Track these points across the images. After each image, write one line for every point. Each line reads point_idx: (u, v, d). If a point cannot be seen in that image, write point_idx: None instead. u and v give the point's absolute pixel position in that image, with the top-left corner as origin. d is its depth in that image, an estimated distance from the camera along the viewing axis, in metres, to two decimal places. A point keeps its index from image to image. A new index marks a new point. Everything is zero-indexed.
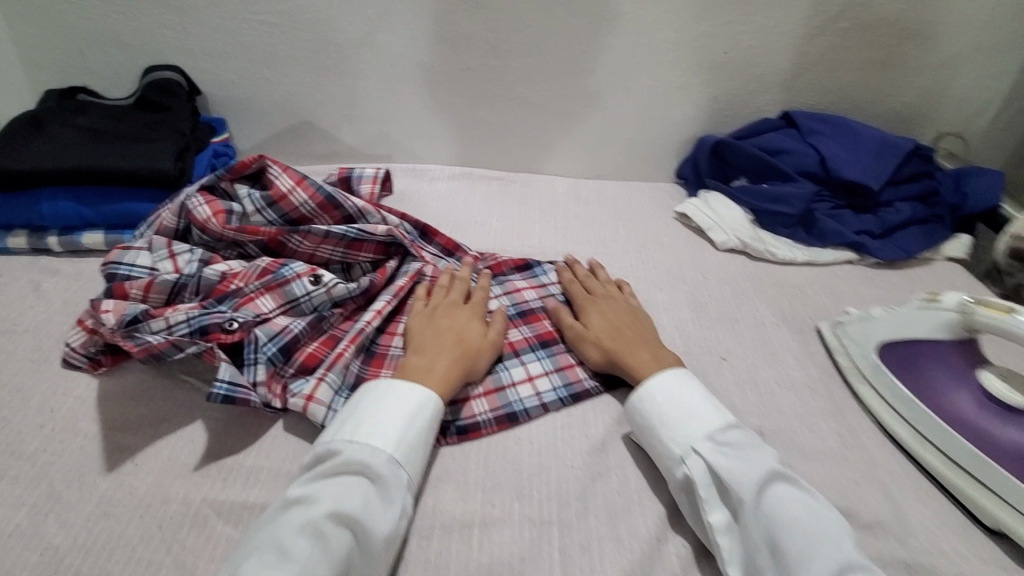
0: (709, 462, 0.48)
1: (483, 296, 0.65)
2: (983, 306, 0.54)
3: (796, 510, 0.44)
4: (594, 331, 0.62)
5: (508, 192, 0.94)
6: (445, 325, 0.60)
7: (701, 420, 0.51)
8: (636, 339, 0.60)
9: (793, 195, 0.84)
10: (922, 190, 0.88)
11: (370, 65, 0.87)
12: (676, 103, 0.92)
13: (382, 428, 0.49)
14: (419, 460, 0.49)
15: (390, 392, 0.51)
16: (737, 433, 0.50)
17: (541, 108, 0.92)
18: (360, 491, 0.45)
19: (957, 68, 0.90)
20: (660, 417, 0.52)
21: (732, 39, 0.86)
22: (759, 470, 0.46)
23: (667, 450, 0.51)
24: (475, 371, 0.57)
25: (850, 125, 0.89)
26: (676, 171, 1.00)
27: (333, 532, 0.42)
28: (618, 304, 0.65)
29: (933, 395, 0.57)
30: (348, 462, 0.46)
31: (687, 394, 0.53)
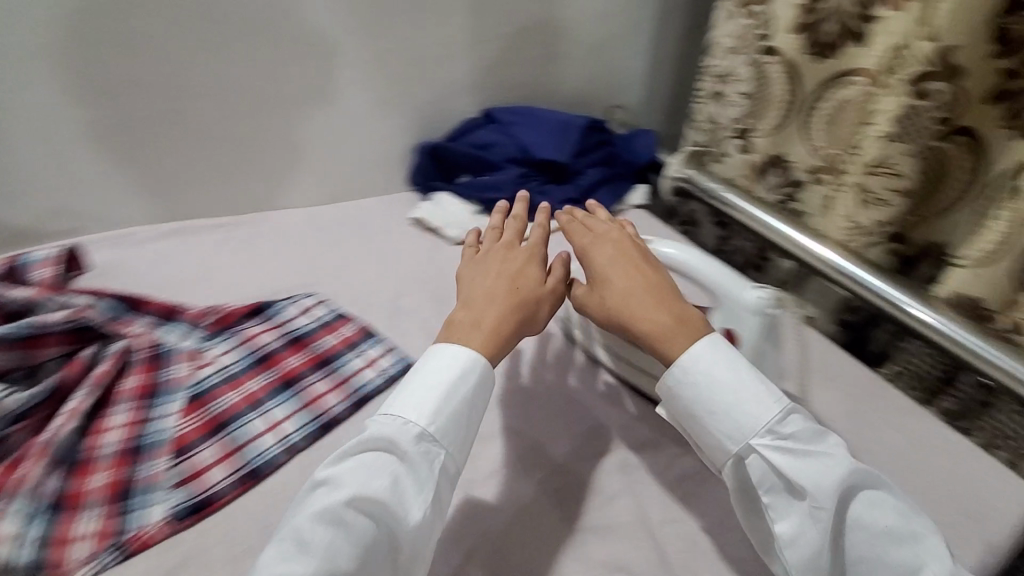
0: (777, 468, 0.48)
1: (539, 238, 0.65)
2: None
3: (879, 512, 0.46)
4: (618, 278, 0.58)
5: (236, 236, 0.89)
6: (499, 274, 0.60)
7: (759, 409, 0.49)
8: (657, 295, 0.56)
9: (503, 181, 0.96)
10: (604, 156, 1.07)
11: (15, 131, 0.75)
12: (385, 117, 0.96)
13: (419, 400, 0.49)
14: (457, 435, 0.50)
15: (439, 356, 0.52)
16: (796, 423, 0.49)
17: (246, 145, 0.88)
18: (388, 469, 0.46)
19: (604, 53, 1.10)
20: (706, 409, 0.51)
21: (415, 53, 0.93)
22: (834, 474, 0.47)
23: (721, 446, 0.51)
24: (535, 320, 0.58)
25: (536, 113, 1.02)
26: (407, 180, 1.05)
27: (353, 518, 0.43)
28: (630, 248, 0.61)
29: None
30: (376, 441, 0.47)
31: (729, 375, 0.51)
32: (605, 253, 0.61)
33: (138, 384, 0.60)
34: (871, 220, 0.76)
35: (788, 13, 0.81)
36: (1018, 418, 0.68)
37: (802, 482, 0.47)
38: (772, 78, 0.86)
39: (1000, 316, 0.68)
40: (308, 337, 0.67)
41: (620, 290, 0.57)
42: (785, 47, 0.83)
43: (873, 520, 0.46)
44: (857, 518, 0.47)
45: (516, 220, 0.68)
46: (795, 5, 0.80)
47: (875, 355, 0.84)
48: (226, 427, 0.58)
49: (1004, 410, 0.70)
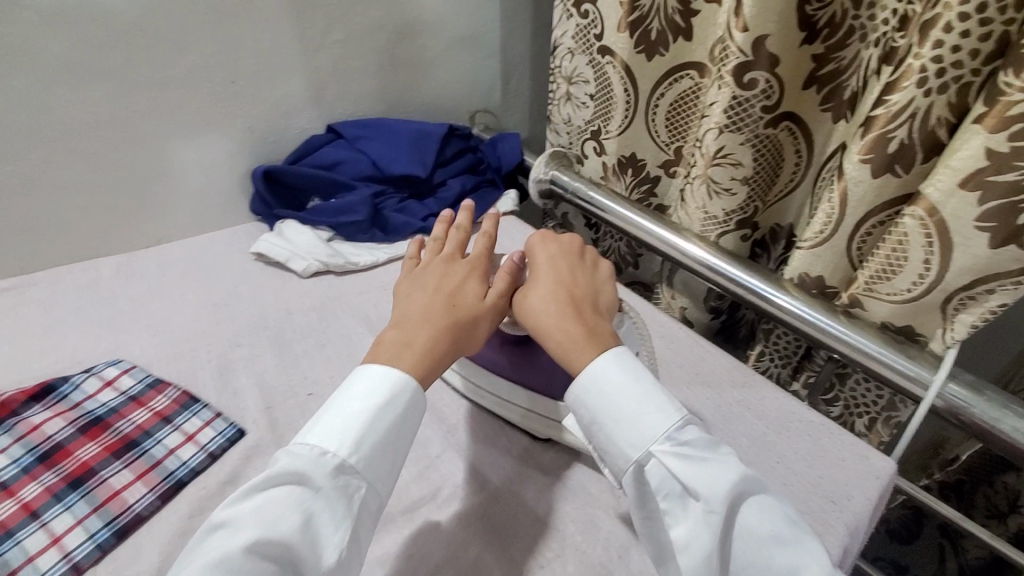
0: (671, 470, 0.44)
1: (484, 247, 0.60)
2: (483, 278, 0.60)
3: (771, 518, 0.42)
4: (548, 285, 0.55)
5: (28, 298, 0.75)
6: (438, 285, 0.55)
7: (659, 416, 0.46)
8: (578, 309, 0.53)
9: (356, 202, 0.87)
10: (468, 163, 1.02)
11: None
12: (208, 142, 0.85)
13: (339, 428, 0.44)
14: (382, 466, 0.45)
15: (369, 377, 0.47)
16: (693, 430, 0.46)
17: (29, 190, 0.75)
18: (302, 504, 0.41)
19: (455, 56, 1.05)
20: (609, 413, 0.47)
21: (233, 68, 0.82)
22: (728, 478, 0.43)
23: (622, 453, 0.47)
24: (469, 339, 0.53)
25: (387, 124, 0.95)
26: (251, 208, 0.94)
27: (254, 566, 0.38)
28: (570, 262, 0.58)
29: (486, 357, 0.61)
30: (288, 474, 0.42)
31: (635, 381, 0.48)
32: (547, 261, 0.58)
33: None
34: (721, 210, 0.77)
35: (614, 11, 0.78)
36: (867, 384, 0.72)
37: (696, 487, 0.43)
38: (612, 78, 0.83)
39: (842, 292, 0.71)
40: (110, 418, 0.57)
41: (546, 299, 0.54)
42: (617, 48, 0.80)
43: (765, 525, 0.42)
44: (750, 527, 0.42)
45: (462, 228, 0.63)
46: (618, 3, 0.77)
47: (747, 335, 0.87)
48: None
49: (854, 378, 0.74)
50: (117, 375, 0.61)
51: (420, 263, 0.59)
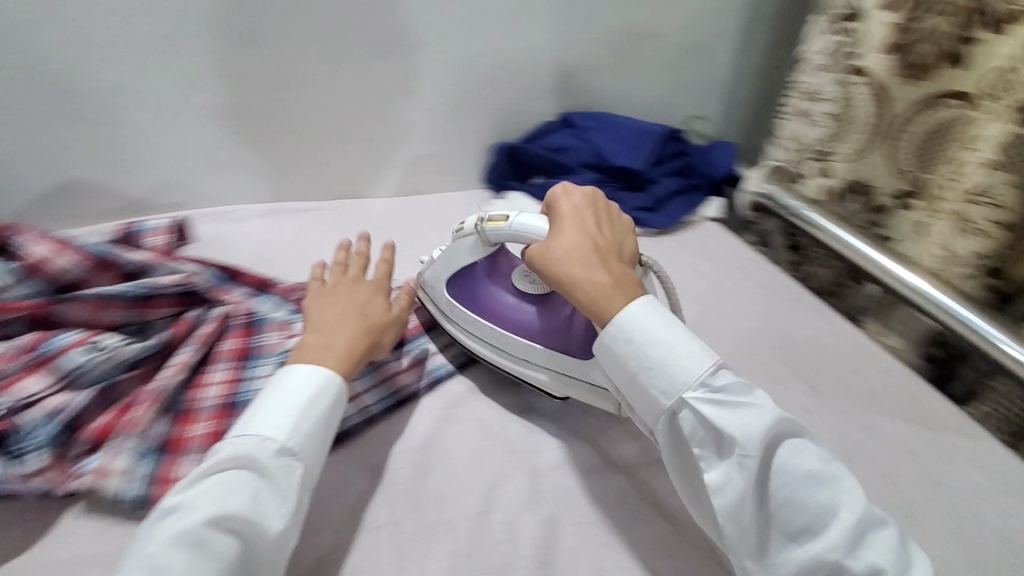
0: (705, 415, 0.47)
1: (382, 271, 0.69)
2: (487, 220, 0.63)
3: (803, 459, 0.46)
4: (568, 240, 0.58)
5: (321, 221, 0.94)
6: (347, 303, 0.63)
7: (690, 363, 0.49)
8: (603, 260, 0.56)
9: (576, 185, 0.97)
10: (680, 166, 1.06)
11: (142, 110, 0.82)
12: (467, 116, 1.00)
13: (272, 417, 0.48)
14: (316, 447, 0.49)
15: (290, 377, 0.52)
16: (728, 376, 0.49)
17: (336, 135, 0.94)
18: (249, 485, 0.44)
19: (686, 64, 1.10)
20: (639, 362, 0.51)
21: (501, 56, 0.96)
22: (762, 421, 0.46)
23: (657, 402, 0.50)
24: (378, 346, 0.61)
25: (613, 120, 1.03)
26: (483, 180, 1.07)
27: (213, 537, 0.41)
28: (593, 218, 0.61)
29: (486, 304, 0.66)
30: (234, 461, 0.45)
31: (668, 334, 0.51)
32: (567, 216, 0.60)
33: (235, 347, 0.63)
34: (967, 251, 0.73)
35: (880, 32, 0.80)
36: None
37: (731, 433, 0.46)
38: (860, 100, 0.84)
39: None
40: None
41: (568, 253, 0.57)
42: (874, 68, 0.81)
43: (800, 466, 0.45)
44: (784, 466, 0.46)
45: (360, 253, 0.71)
46: (887, 24, 0.79)
47: (959, 393, 0.80)
48: None
49: None
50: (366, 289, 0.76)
51: (326, 284, 0.65)
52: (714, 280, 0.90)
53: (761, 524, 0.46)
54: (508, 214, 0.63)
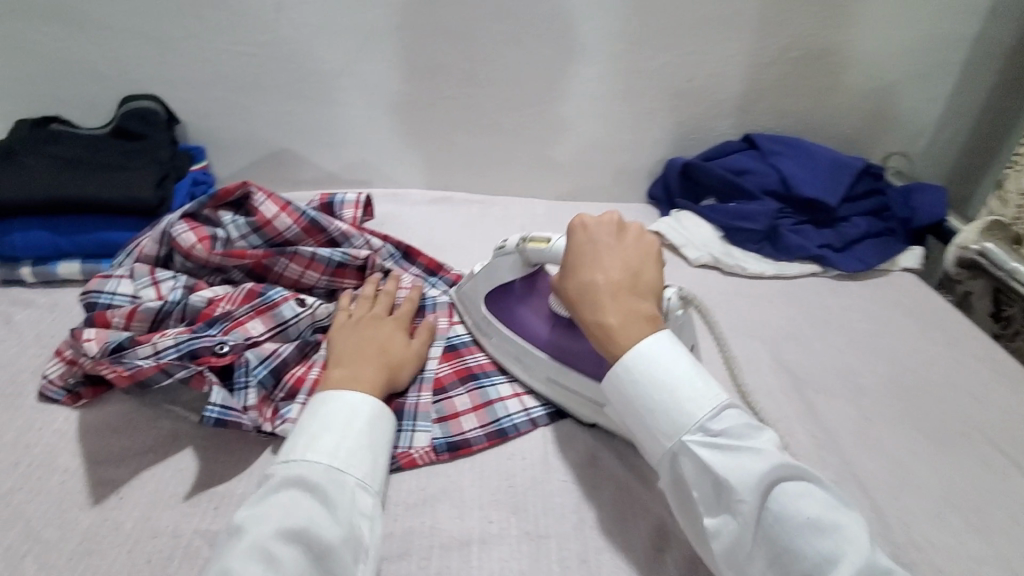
0: (702, 461, 0.43)
1: (410, 309, 0.64)
2: (528, 240, 0.59)
3: (804, 504, 0.41)
4: (582, 272, 0.52)
5: (488, 215, 0.96)
6: (369, 338, 0.58)
7: (691, 404, 0.44)
8: (612, 296, 0.50)
9: (758, 212, 0.89)
10: (876, 205, 0.95)
11: (349, 91, 0.87)
12: (645, 128, 0.96)
13: (311, 439, 0.46)
14: (365, 461, 0.46)
15: (326, 404, 0.49)
16: (731, 416, 0.44)
17: (514, 133, 0.94)
18: (303, 502, 0.42)
19: (897, 94, 0.99)
20: (646, 406, 0.46)
21: (694, 68, 0.91)
22: (758, 467, 0.41)
23: (656, 441, 0.46)
24: (399, 382, 0.57)
25: (805, 146, 0.94)
26: (647, 192, 1.04)
27: (280, 552, 0.39)
28: (613, 246, 0.53)
29: (519, 322, 0.62)
30: (281, 483, 0.43)
31: (673, 370, 0.46)
32: (590, 241, 0.53)
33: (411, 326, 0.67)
34: None
35: None
36: None
37: (726, 480, 0.41)
38: None
39: None
40: None
41: (585, 285, 0.51)
42: None
43: (794, 511, 0.40)
44: (782, 513, 0.41)
45: (388, 293, 0.65)
46: None
47: None
48: (477, 379, 0.63)
49: None
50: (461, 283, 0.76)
51: (350, 320, 0.60)
52: (910, 338, 0.79)
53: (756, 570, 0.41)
54: (552, 235, 0.58)
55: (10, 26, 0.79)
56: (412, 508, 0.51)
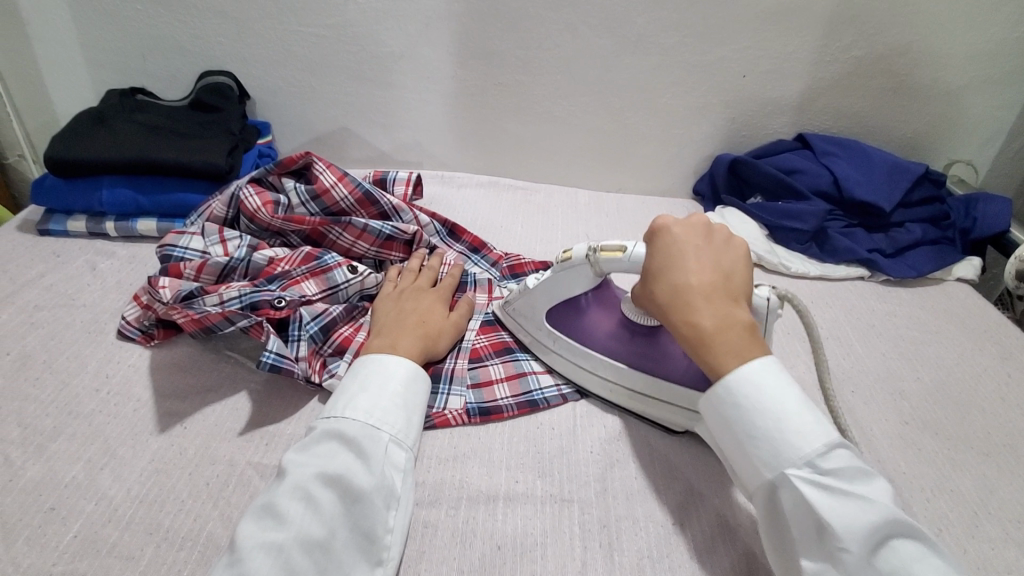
0: (805, 496, 0.42)
1: (451, 285, 0.67)
2: (601, 249, 0.56)
3: (917, 567, 0.39)
4: (677, 281, 0.51)
5: (533, 201, 0.98)
6: (408, 309, 0.61)
7: (800, 437, 0.43)
8: (717, 308, 0.49)
9: (807, 212, 0.87)
10: (933, 213, 0.92)
11: (408, 75, 0.91)
12: (696, 123, 0.96)
13: (350, 400, 0.49)
14: (399, 420, 0.49)
15: (364, 367, 0.52)
16: (842, 458, 0.42)
17: (564, 122, 0.96)
18: (340, 454, 0.46)
19: (968, 99, 0.95)
20: (749, 434, 0.45)
21: (751, 63, 0.90)
22: (869, 519, 0.40)
23: (756, 470, 0.45)
24: (437, 351, 0.59)
25: (861, 147, 0.92)
26: (693, 187, 1.03)
27: (319, 494, 0.43)
28: (705, 255, 0.52)
29: (591, 335, 0.60)
30: (322, 435, 0.47)
31: (779, 402, 0.45)
32: (684, 249, 0.52)
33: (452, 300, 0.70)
34: None
35: None
36: None
37: (831, 523, 0.40)
38: None
39: None
40: None
41: (676, 287, 0.50)
42: None
43: (906, 571, 0.39)
44: (892, 571, 0.39)
45: (432, 270, 0.68)
46: None
47: None
48: (513, 352, 0.66)
49: None
50: (503, 263, 0.78)
51: (395, 292, 0.64)
52: (958, 348, 0.76)
53: None
54: (625, 243, 0.56)
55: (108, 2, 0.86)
56: (445, 462, 0.54)
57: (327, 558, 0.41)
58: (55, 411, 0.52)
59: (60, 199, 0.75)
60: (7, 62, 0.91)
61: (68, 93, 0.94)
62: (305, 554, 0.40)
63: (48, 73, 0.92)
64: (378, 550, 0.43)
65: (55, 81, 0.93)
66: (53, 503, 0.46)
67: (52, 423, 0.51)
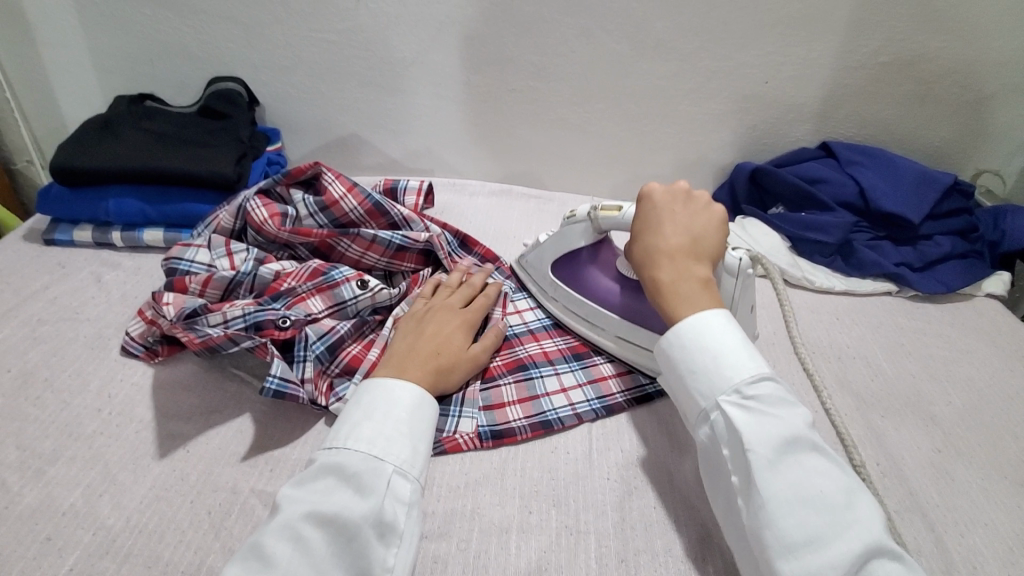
0: (729, 417, 0.44)
1: (479, 311, 0.63)
2: (601, 208, 0.62)
3: (818, 480, 0.41)
4: (645, 240, 0.56)
5: (546, 209, 0.95)
6: (427, 335, 0.58)
7: (731, 368, 0.46)
8: (674, 262, 0.53)
9: (832, 224, 0.84)
10: (963, 225, 0.88)
11: (420, 81, 0.89)
12: (716, 131, 0.93)
13: (352, 430, 0.47)
14: (402, 451, 0.47)
15: (370, 393, 0.50)
16: (768, 387, 0.45)
17: (579, 129, 0.93)
18: (336, 491, 0.44)
19: (1000, 106, 0.91)
20: (689, 369, 0.48)
21: (774, 69, 0.87)
22: (783, 434, 0.42)
23: (692, 401, 0.48)
24: (450, 384, 0.56)
25: (888, 157, 0.88)
26: (711, 195, 1.00)
27: (311, 533, 0.41)
28: (675, 217, 0.56)
29: (587, 287, 0.66)
30: (321, 469, 0.45)
31: (719, 340, 0.47)
32: (657, 211, 0.57)
33: None
34: None
35: None
36: None
37: (747, 437, 0.42)
38: None
39: None
40: None
41: (644, 245, 0.56)
42: None
43: (811, 484, 0.40)
44: (799, 482, 0.40)
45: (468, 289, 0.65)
46: None
47: None
48: (526, 370, 0.63)
49: None
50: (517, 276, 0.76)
51: (421, 308, 0.62)
52: (992, 369, 0.73)
53: (761, 533, 0.40)
54: (623, 204, 0.61)
55: (116, 7, 0.84)
56: (456, 490, 0.52)
57: None
58: (55, 433, 0.51)
59: (66, 208, 0.74)
60: (16, 67, 0.90)
61: (77, 99, 0.94)
62: None
63: (57, 79, 0.91)
64: None
65: (63, 87, 0.92)
66: (50, 533, 0.44)
67: (52, 445, 0.50)
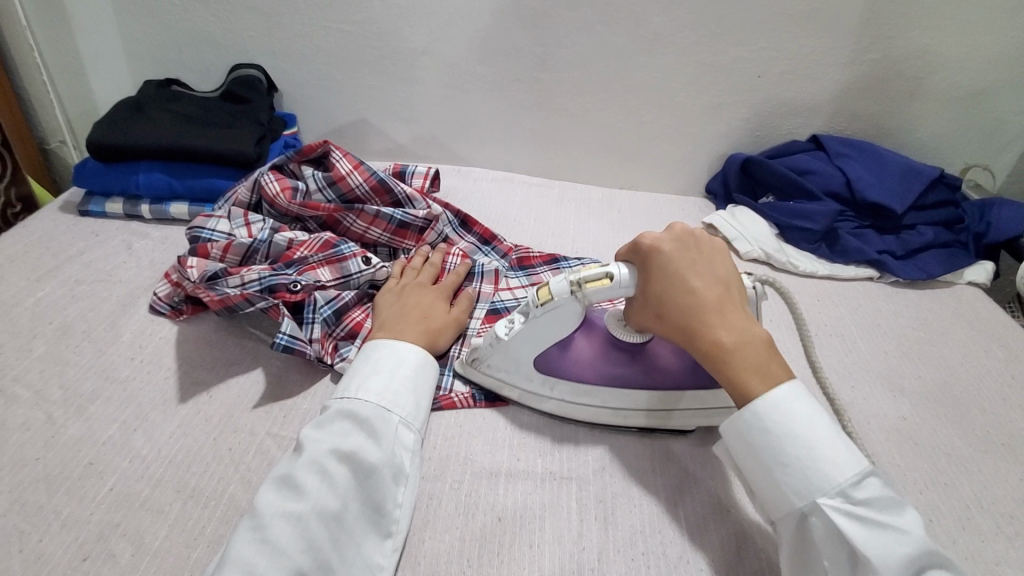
0: (839, 527, 0.41)
1: (452, 282, 0.69)
2: (585, 282, 0.52)
3: None
4: (688, 302, 0.49)
5: (546, 196, 1.00)
6: (412, 306, 0.63)
7: (831, 465, 0.43)
8: (734, 323, 0.48)
9: (817, 212, 0.88)
10: (947, 216, 0.92)
11: (430, 71, 0.94)
12: (711, 123, 0.97)
13: (364, 384, 0.52)
14: (409, 403, 0.53)
15: (377, 352, 0.55)
16: (874, 488, 0.42)
17: (580, 119, 0.98)
18: (353, 434, 0.49)
19: (986, 103, 0.94)
20: (778, 462, 0.45)
21: (767, 64, 0.91)
22: (905, 552, 0.39)
23: (782, 495, 0.45)
24: (441, 345, 0.61)
25: (876, 150, 0.92)
26: (705, 186, 1.05)
27: (335, 470, 0.46)
28: (706, 267, 0.51)
29: (584, 370, 0.57)
30: (337, 414, 0.50)
31: (809, 430, 0.44)
32: (683, 262, 0.51)
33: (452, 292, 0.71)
34: None
35: None
36: None
37: (866, 553, 0.39)
38: None
39: None
40: None
41: (688, 309, 0.49)
42: None
43: None
44: None
45: (434, 266, 0.71)
46: None
47: None
48: None
49: None
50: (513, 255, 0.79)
51: (397, 287, 0.66)
52: (965, 349, 0.77)
53: None
54: (606, 270, 0.53)
55: None
56: (451, 440, 0.57)
57: (340, 529, 0.45)
58: (93, 376, 0.57)
59: (99, 181, 0.80)
60: (54, 52, 0.97)
61: (109, 82, 1.00)
62: (321, 524, 0.44)
63: (91, 63, 0.97)
64: (387, 522, 0.47)
65: (96, 71, 0.98)
66: (91, 459, 0.50)
67: (91, 386, 0.56)
